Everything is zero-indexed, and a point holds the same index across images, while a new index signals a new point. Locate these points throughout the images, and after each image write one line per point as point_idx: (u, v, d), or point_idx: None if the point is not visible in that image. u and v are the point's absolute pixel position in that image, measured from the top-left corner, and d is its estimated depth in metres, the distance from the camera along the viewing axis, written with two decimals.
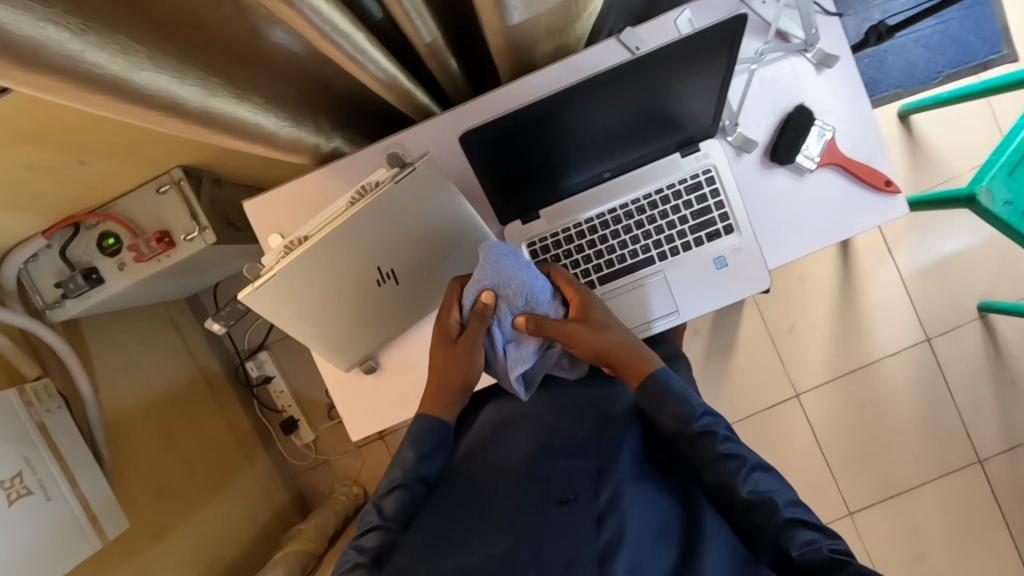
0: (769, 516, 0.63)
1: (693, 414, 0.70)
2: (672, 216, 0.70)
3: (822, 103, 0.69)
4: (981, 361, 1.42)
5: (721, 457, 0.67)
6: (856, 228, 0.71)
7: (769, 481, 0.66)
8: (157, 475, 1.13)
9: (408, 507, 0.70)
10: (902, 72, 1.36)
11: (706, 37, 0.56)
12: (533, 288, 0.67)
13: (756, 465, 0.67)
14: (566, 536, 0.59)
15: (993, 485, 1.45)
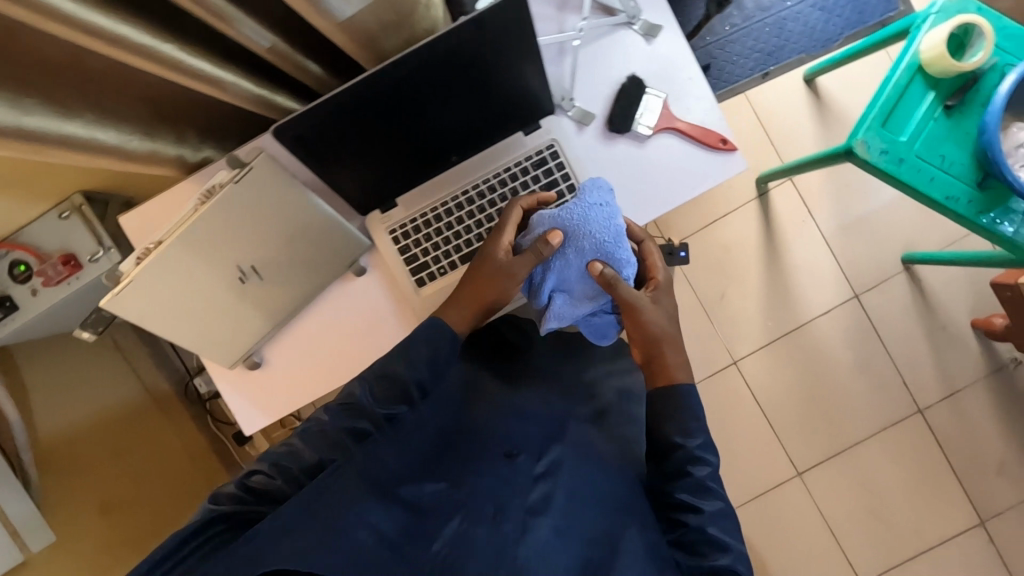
0: (718, 557, 0.72)
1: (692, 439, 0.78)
2: (523, 192, 0.74)
3: (653, 71, 0.72)
4: (912, 311, 1.45)
5: (699, 486, 0.76)
6: (701, 189, 0.74)
7: (726, 526, 0.74)
8: (100, 492, 1.17)
9: (387, 399, 0.73)
10: (803, 37, 1.39)
11: (494, 21, 0.58)
12: (622, 255, 0.69)
13: (725, 508, 0.75)
14: (503, 484, 0.68)
15: (936, 432, 1.48)
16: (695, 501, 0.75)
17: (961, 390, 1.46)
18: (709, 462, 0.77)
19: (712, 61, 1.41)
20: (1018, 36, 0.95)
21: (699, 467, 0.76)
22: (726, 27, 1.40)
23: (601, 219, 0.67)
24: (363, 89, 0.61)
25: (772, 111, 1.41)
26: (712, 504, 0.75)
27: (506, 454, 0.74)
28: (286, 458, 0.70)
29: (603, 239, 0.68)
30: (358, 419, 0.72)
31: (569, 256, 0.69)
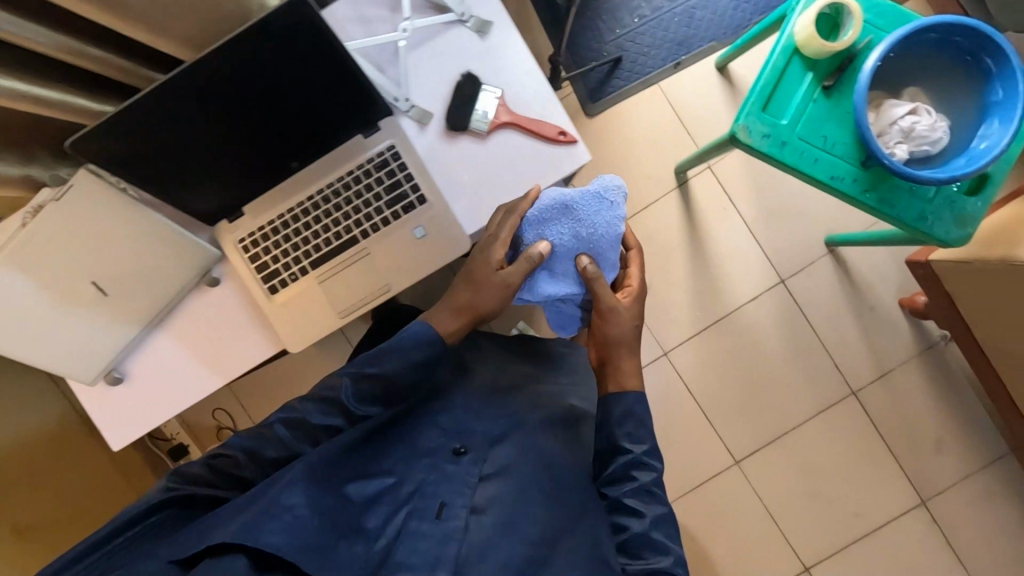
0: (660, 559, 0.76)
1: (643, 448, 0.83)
2: (367, 195, 0.73)
3: (489, 67, 0.72)
4: (839, 294, 1.45)
5: (644, 491, 0.81)
6: (546, 182, 0.74)
7: (665, 531, 0.79)
8: (24, 514, 1.15)
9: (369, 398, 0.78)
10: (713, 25, 1.39)
11: (285, 22, 0.57)
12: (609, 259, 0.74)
13: (666, 514, 0.80)
14: (447, 482, 0.80)
15: (872, 414, 1.47)
16: (642, 503, 0.80)
17: (893, 370, 1.46)
18: (656, 468, 0.82)
19: (624, 54, 1.41)
20: (890, 12, 0.95)
21: (644, 471, 0.82)
22: (635, 20, 1.40)
23: (607, 217, 0.73)
24: (163, 97, 0.59)
25: (687, 101, 1.41)
26: (655, 509, 0.80)
27: (454, 452, 0.84)
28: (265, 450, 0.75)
29: (601, 236, 0.73)
30: (333, 416, 0.78)
31: (566, 235, 0.73)
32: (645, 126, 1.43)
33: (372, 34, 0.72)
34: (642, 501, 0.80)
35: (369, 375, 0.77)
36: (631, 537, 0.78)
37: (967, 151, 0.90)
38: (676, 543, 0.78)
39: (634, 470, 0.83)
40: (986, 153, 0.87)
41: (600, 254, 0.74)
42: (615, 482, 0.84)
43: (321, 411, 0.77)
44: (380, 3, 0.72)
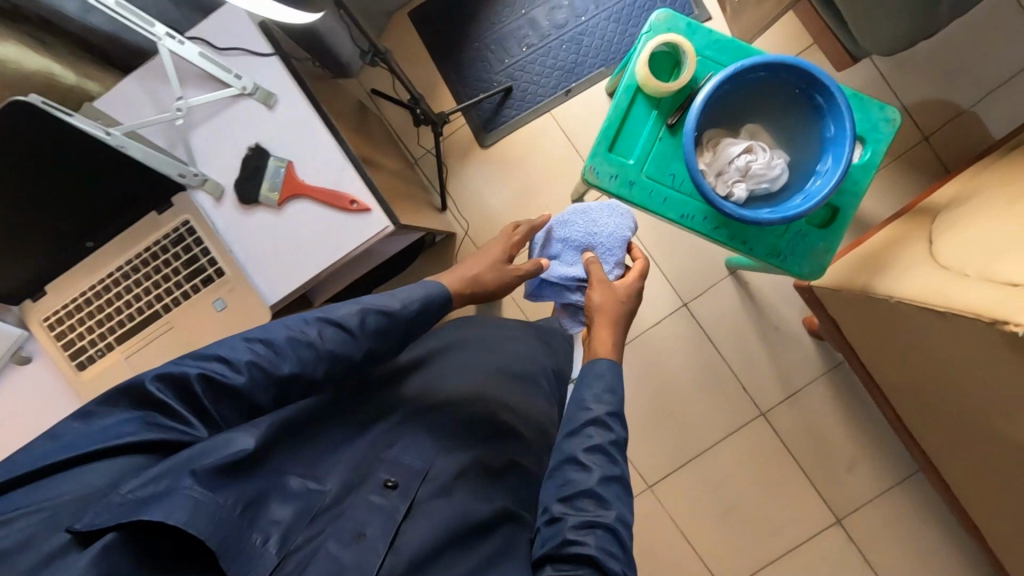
0: (602, 514, 0.69)
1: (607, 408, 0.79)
2: (165, 269, 0.74)
3: (277, 139, 0.72)
4: (741, 315, 1.43)
5: (596, 450, 0.74)
6: (344, 248, 0.73)
7: (614, 492, 0.71)
8: None
9: (377, 333, 0.73)
10: (601, 51, 1.38)
11: (23, 114, 0.60)
12: (604, 253, 1.08)
13: (619, 475, 0.73)
14: (370, 512, 0.65)
15: (782, 434, 1.45)
16: (598, 457, 0.74)
17: (801, 389, 1.44)
18: (614, 429, 0.77)
19: (514, 83, 1.40)
20: (729, 47, 0.94)
21: (601, 430, 0.76)
22: (523, 49, 1.39)
23: (607, 225, 1.10)
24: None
25: (580, 128, 1.41)
26: (608, 468, 0.73)
27: (382, 484, 0.69)
28: (267, 367, 0.64)
29: (600, 238, 1.09)
30: (343, 343, 0.70)
31: (579, 232, 1.09)
32: (540, 154, 1.42)
33: (161, 110, 0.73)
34: (593, 460, 0.73)
35: (382, 310, 0.74)
36: (577, 491, 0.70)
37: (804, 189, 0.89)
38: (626, 511, 0.71)
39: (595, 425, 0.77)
40: (818, 192, 0.86)
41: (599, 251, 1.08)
42: (573, 438, 0.76)
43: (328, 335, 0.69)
44: (167, 80, 0.73)
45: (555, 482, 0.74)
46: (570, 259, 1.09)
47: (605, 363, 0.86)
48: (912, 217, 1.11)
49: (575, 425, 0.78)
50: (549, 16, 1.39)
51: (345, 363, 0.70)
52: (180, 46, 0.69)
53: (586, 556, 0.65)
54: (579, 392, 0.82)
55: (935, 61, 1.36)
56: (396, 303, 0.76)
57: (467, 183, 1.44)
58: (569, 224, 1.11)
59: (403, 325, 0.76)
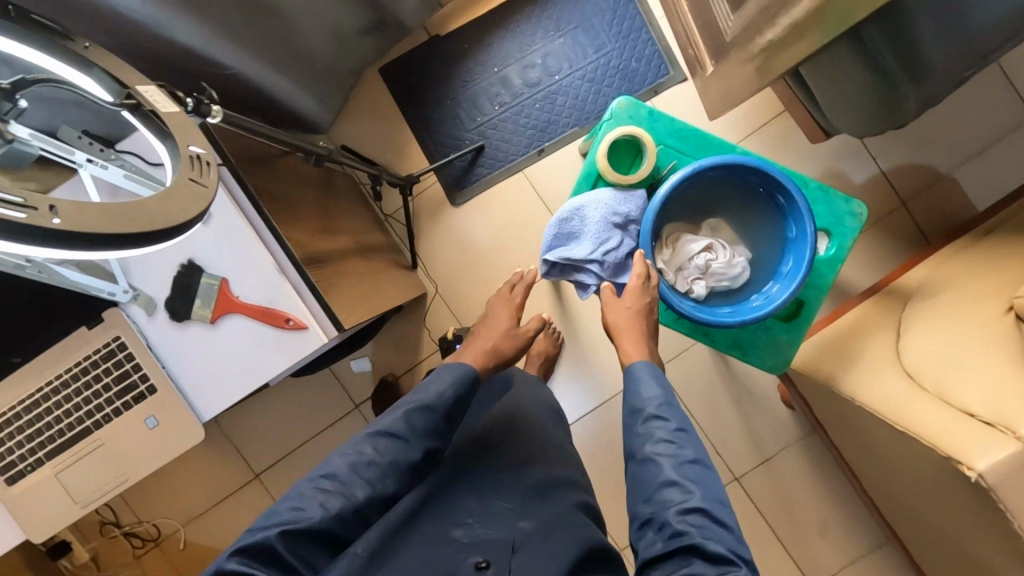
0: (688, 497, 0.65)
1: (662, 397, 0.75)
2: (95, 385, 0.71)
3: (210, 255, 0.70)
4: (716, 379, 1.41)
5: (663, 440, 0.70)
6: (280, 365, 0.71)
7: (699, 474, 0.67)
8: None
9: (424, 431, 0.81)
10: (574, 110, 1.36)
11: None
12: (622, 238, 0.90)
13: (694, 457, 0.69)
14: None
15: (756, 500, 1.43)
16: (668, 440, 0.70)
17: (775, 456, 1.42)
18: (669, 416, 0.73)
19: (486, 141, 1.38)
20: (693, 137, 0.92)
21: (659, 422, 0.72)
22: (495, 107, 1.37)
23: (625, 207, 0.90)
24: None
25: (553, 188, 1.39)
26: (680, 454, 0.69)
27: (474, 567, 0.74)
28: (339, 503, 0.72)
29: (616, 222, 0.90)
30: (401, 451, 0.79)
31: (590, 216, 0.90)
32: (512, 212, 1.40)
33: None
34: (664, 447, 0.70)
35: (421, 406, 0.81)
36: (656, 486, 0.67)
37: (764, 290, 0.87)
38: (714, 486, 0.66)
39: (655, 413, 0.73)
40: (777, 297, 0.84)
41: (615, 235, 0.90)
42: (639, 432, 0.73)
43: (387, 452, 0.78)
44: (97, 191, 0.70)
45: (634, 481, 0.70)
46: (581, 242, 0.91)
47: (641, 365, 0.79)
48: (884, 299, 1.09)
49: (634, 424, 0.74)
50: (522, 74, 1.36)
51: (407, 467, 0.79)
52: (103, 171, 0.64)
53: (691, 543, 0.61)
54: (628, 390, 0.77)
55: (913, 126, 1.34)
56: (431, 394, 0.83)
57: (438, 241, 1.41)
58: (587, 209, 0.90)
59: (444, 415, 0.83)
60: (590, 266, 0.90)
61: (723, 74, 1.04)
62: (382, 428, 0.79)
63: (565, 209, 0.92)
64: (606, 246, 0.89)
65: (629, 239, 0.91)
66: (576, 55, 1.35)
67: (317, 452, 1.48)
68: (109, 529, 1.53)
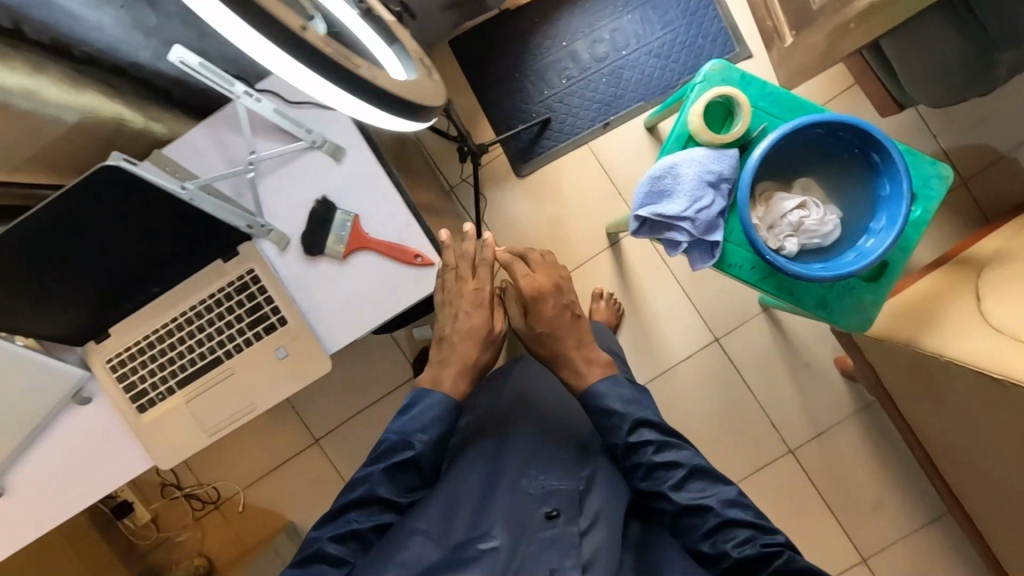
0: (704, 514, 0.81)
1: (633, 427, 0.89)
2: (228, 316, 0.74)
3: (344, 192, 0.73)
4: (773, 352, 1.44)
5: (657, 466, 0.86)
6: (407, 298, 0.74)
7: (703, 486, 0.84)
8: None
9: (406, 488, 0.87)
10: (641, 85, 1.39)
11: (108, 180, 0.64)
12: (713, 200, 0.92)
13: (689, 468, 0.85)
14: (552, 549, 0.80)
15: (810, 473, 1.45)
16: (660, 464, 0.86)
17: (830, 429, 1.44)
18: (648, 440, 0.88)
19: (553, 115, 1.40)
20: (784, 100, 0.94)
21: (645, 450, 0.87)
22: (563, 81, 1.40)
23: (720, 171, 0.92)
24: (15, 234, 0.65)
25: (618, 161, 1.41)
26: (674, 474, 0.85)
27: (547, 516, 0.84)
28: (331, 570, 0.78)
29: (709, 182, 0.92)
30: (381, 514, 0.84)
31: (685, 176, 0.92)
32: (576, 185, 1.42)
33: (231, 161, 0.73)
34: (659, 477, 0.86)
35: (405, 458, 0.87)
36: (675, 508, 0.83)
37: (857, 246, 0.89)
38: (715, 488, 0.84)
39: (636, 446, 0.88)
40: (872, 251, 0.86)
41: (706, 194, 0.92)
42: (633, 464, 0.88)
43: (368, 516, 0.83)
44: (237, 129, 0.73)
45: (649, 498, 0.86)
46: (674, 199, 0.93)
47: (603, 384, 0.94)
48: (956, 267, 1.11)
49: (626, 457, 0.89)
50: (589, 49, 1.39)
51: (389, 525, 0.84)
52: (257, 104, 0.69)
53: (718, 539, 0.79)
54: (608, 426, 0.91)
55: (975, 105, 1.36)
56: (412, 443, 0.88)
57: (502, 212, 1.44)
58: (681, 167, 0.93)
59: (427, 464, 0.89)
60: (683, 224, 0.92)
61: (805, 42, 1.06)
62: (364, 491, 0.84)
63: (659, 167, 0.94)
64: (699, 204, 0.92)
65: (720, 198, 0.93)
66: (643, 31, 1.38)
67: (376, 419, 1.51)
68: (169, 491, 1.56)
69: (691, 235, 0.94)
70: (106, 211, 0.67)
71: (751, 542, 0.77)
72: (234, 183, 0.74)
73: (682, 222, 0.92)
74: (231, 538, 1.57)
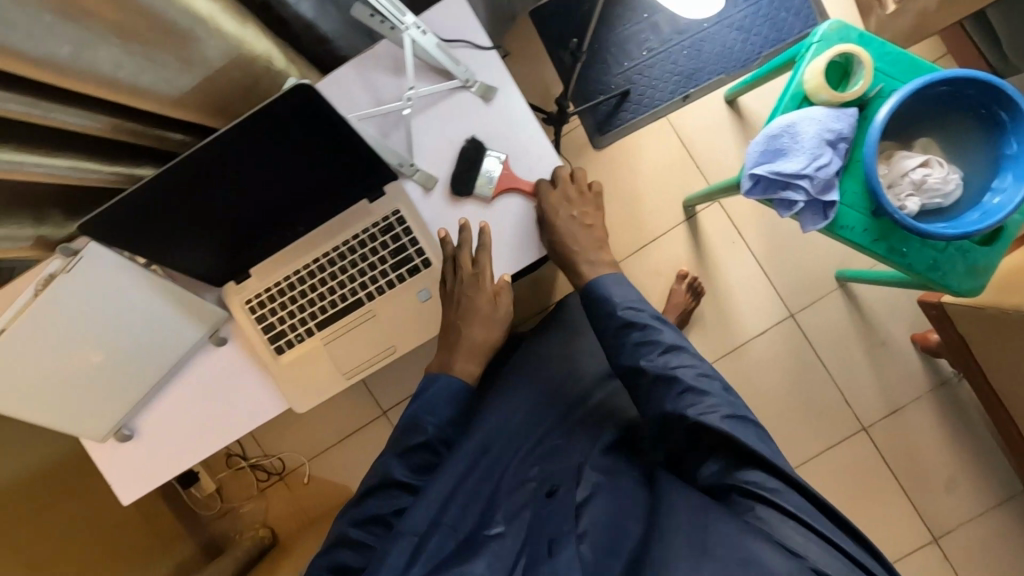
0: (673, 384, 0.82)
1: (621, 308, 0.88)
2: (371, 258, 0.77)
3: (492, 133, 0.73)
4: (848, 328, 1.43)
5: (638, 342, 0.86)
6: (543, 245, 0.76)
7: (680, 359, 0.84)
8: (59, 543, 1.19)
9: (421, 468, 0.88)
10: (721, 58, 1.39)
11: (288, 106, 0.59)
12: (831, 160, 0.92)
13: (667, 345, 0.85)
14: (553, 519, 0.82)
15: (883, 452, 1.44)
16: (640, 352, 0.85)
17: (904, 407, 1.44)
18: (636, 319, 0.87)
19: (632, 87, 1.40)
20: (902, 60, 0.93)
21: (631, 328, 0.86)
22: (643, 53, 1.39)
23: (839, 130, 0.92)
24: (163, 180, 0.62)
25: (696, 134, 1.41)
26: (653, 348, 0.85)
27: (547, 493, 0.88)
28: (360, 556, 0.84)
29: (827, 140, 0.92)
30: (397, 497, 0.86)
31: (804, 134, 0.92)
32: (653, 157, 1.42)
33: (379, 102, 0.74)
34: (642, 352, 0.85)
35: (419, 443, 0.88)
36: (652, 380, 0.83)
37: (981, 205, 0.89)
38: (691, 361, 0.84)
39: (624, 333, 0.87)
40: (1000, 209, 0.86)
41: (824, 153, 0.92)
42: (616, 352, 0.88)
43: (385, 501, 0.86)
44: (386, 70, 0.74)
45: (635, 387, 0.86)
46: (792, 157, 0.92)
47: (608, 276, 0.91)
48: None
49: (610, 334, 0.88)
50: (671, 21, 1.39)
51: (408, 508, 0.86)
52: (423, 36, 0.68)
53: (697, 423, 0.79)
54: (601, 304, 0.90)
55: None
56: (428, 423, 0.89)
57: None
58: (800, 125, 0.92)
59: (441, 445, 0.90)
60: (802, 181, 0.91)
61: (914, 7, 1.06)
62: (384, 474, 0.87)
63: (776, 126, 0.94)
64: (818, 162, 0.91)
65: (837, 157, 0.92)
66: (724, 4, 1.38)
67: None
68: (235, 461, 1.55)
69: (810, 194, 0.92)
70: (274, 143, 0.63)
71: (722, 415, 0.79)
72: (382, 121, 0.74)
73: (800, 180, 0.91)
74: (295, 510, 1.56)
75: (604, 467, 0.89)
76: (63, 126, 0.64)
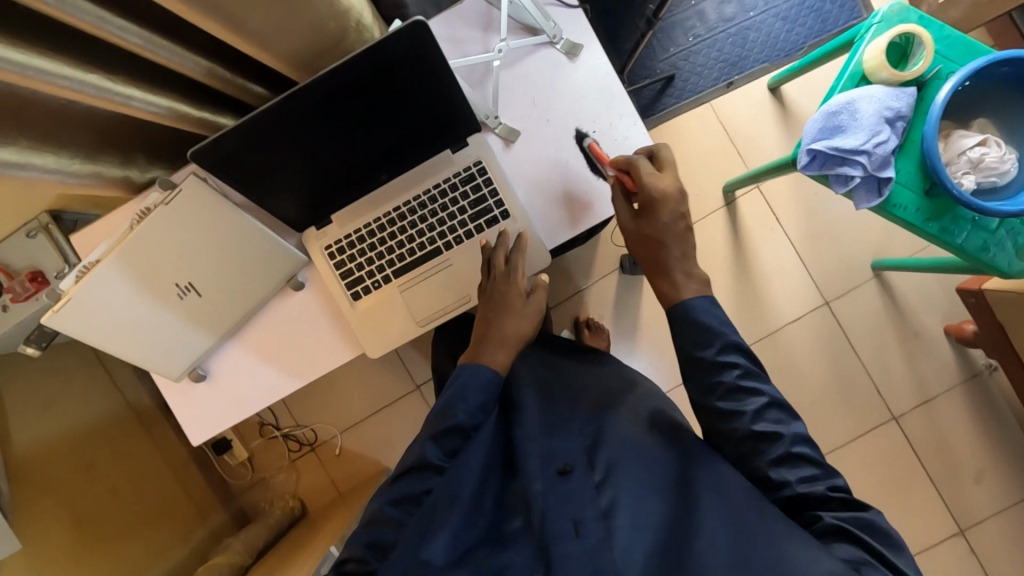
0: (775, 446, 0.70)
1: (717, 346, 0.73)
2: (452, 207, 0.81)
3: (574, 91, 0.80)
4: (883, 318, 1.45)
5: (735, 389, 0.72)
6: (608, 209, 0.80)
7: (782, 416, 0.71)
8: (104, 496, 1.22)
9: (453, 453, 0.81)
10: (767, 47, 1.41)
11: (394, 49, 0.64)
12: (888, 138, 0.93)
13: (771, 400, 0.72)
14: (570, 502, 0.74)
15: (913, 440, 1.44)
16: (732, 412, 0.72)
17: (937, 397, 1.45)
18: (736, 362, 0.73)
19: (676, 72, 1.42)
20: (959, 44, 0.96)
21: (727, 371, 0.73)
22: (689, 39, 1.42)
23: (896, 109, 0.94)
24: (284, 106, 0.66)
25: (738, 120, 1.44)
26: (753, 402, 0.71)
27: (559, 471, 0.78)
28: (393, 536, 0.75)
29: (884, 118, 0.93)
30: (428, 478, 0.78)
31: (862, 111, 0.93)
32: (695, 142, 1.44)
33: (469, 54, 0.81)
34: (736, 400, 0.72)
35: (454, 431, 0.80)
36: (748, 441, 0.71)
37: None
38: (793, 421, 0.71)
39: (712, 383, 0.73)
40: None
41: (882, 130, 0.93)
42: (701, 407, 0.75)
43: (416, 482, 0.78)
44: (474, 25, 0.82)
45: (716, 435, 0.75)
46: (850, 133, 0.94)
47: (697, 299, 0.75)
48: None
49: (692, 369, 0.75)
50: (717, 9, 1.41)
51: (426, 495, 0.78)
52: None
53: (798, 498, 0.69)
54: (689, 330, 0.75)
55: None
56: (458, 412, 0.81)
57: None
58: (860, 103, 0.94)
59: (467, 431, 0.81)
60: (859, 157, 0.93)
61: None
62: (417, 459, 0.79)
63: (834, 103, 0.96)
64: (877, 139, 0.93)
65: (894, 135, 0.94)
66: None
67: None
68: (268, 430, 1.56)
69: (867, 169, 0.94)
70: (374, 87, 0.68)
71: (821, 484, 0.69)
72: (474, 71, 0.81)
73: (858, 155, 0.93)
74: (326, 482, 1.56)
75: (625, 436, 0.80)
76: (166, 64, 0.66)
